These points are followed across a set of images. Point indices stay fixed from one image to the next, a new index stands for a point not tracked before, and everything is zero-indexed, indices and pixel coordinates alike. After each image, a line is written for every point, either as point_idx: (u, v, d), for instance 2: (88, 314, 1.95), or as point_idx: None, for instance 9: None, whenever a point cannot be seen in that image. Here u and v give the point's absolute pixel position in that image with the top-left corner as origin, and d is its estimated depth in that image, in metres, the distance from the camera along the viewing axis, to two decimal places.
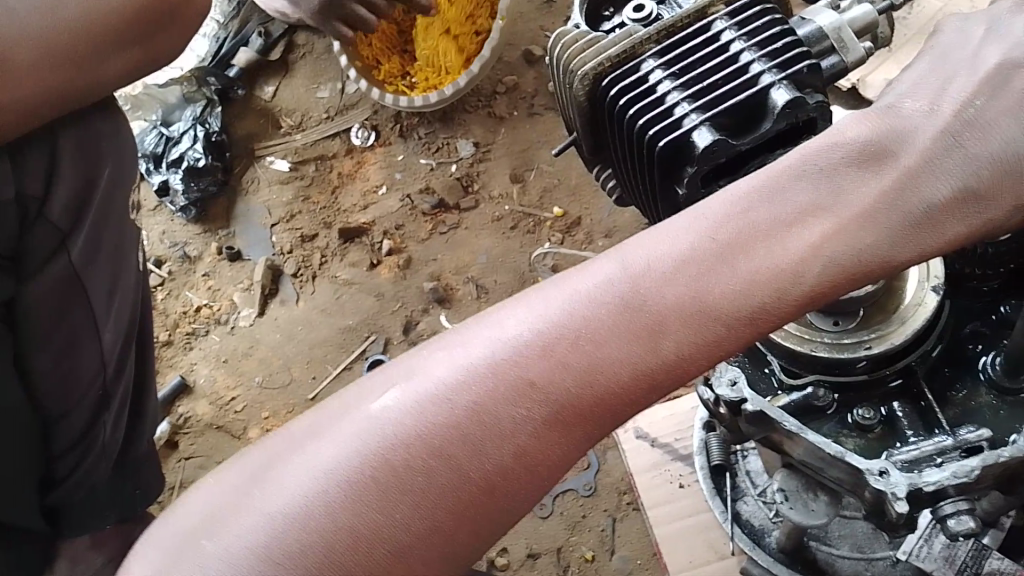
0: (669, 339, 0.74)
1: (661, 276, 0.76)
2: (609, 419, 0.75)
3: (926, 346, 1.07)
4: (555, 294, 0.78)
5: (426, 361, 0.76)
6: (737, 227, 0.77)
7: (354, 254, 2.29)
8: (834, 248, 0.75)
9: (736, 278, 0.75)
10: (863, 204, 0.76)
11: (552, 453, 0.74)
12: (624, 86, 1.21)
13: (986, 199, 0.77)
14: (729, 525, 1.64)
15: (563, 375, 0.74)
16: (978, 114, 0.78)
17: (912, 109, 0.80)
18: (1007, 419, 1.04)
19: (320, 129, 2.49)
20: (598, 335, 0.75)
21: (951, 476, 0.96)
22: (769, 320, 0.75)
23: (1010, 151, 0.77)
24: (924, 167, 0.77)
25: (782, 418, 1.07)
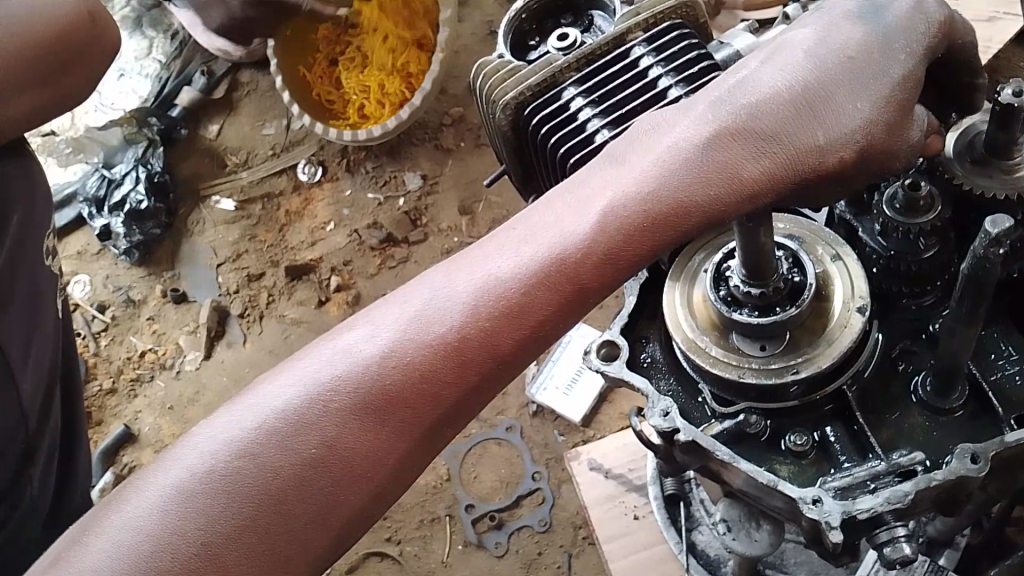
0: (471, 333, 0.85)
1: (470, 284, 0.87)
2: (424, 407, 0.84)
3: (855, 367, 1.05)
4: (383, 306, 0.88)
5: (270, 374, 0.86)
6: (538, 231, 0.89)
7: (301, 293, 2.25)
8: (613, 249, 0.87)
9: (530, 279, 0.86)
10: (643, 209, 0.87)
11: (372, 439, 0.83)
12: (545, 114, 1.20)
13: (749, 192, 0.87)
14: (685, 556, 1.59)
15: (380, 371, 0.84)
16: (751, 107, 0.89)
17: (694, 118, 0.90)
18: (940, 440, 1.02)
19: (266, 167, 2.46)
20: (415, 330, 0.85)
21: (884, 503, 0.94)
22: (559, 310, 0.87)
23: (773, 147, 0.87)
24: (695, 169, 0.87)
25: (715, 447, 1.04)
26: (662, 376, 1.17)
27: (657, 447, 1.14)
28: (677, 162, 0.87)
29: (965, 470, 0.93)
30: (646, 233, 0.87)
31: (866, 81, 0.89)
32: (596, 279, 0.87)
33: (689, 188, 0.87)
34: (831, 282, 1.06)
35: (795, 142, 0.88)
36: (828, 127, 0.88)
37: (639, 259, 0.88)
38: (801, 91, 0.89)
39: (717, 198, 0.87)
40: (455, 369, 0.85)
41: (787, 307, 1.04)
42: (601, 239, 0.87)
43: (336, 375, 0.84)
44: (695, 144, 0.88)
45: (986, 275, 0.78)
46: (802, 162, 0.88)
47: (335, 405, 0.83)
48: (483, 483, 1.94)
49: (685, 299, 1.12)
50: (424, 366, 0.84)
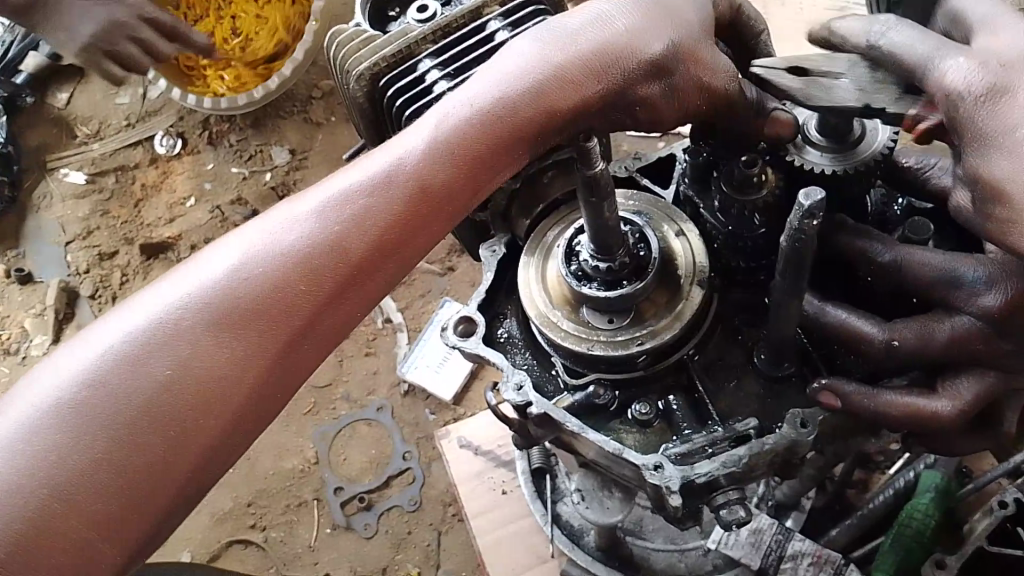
0: (324, 243, 0.83)
1: (320, 201, 0.85)
2: (278, 319, 0.81)
3: (698, 337, 1.09)
4: (235, 230, 0.86)
5: (111, 312, 0.82)
6: (379, 155, 0.89)
7: (158, 272, 2.15)
8: (452, 162, 0.88)
9: (378, 193, 0.86)
10: (480, 126, 0.88)
11: (224, 357, 0.79)
12: (400, 87, 1.17)
13: (576, 88, 0.90)
14: (551, 527, 1.62)
15: (233, 285, 0.81)
16: (571, 32, 0.92)
17: (519, 44, 0.92)
18: (774, 408, 1.06)
19: (120, 138, 2.32)
20: (269, 243, 0.83)
21: (720, 467, 0.98)
22: (413, 219, 0.86)
23: (597, 47, 0.90)
24: (521, 78, 0.89)
25: (565, 419, 1.06)
26: (517, 351, 1.18)
27: (512, 419, 1.15)
28: (509, 79, 0.89)
29: (796, 434, 0.99)
30: (481, 149, 0.88)
31: (670, 13, 0.94)
32: (448, 189, 0.88)
33: (519, 104, 0.89)
34: (675, 258, 1.08)
35: (614, 55, 0.90)
36: (647, 34, 0.92)
37: (484, 170, 0.89)
38: (612, 21, 0.93)
39: (549, 111, 0.89)
40: (307, 284, 0.82)
41: (634, 281, 1.06)
42: (441, 154, 0.88)
43: (181, 302, 0.80)
44: (523, 65, 0.90)
45: (803, 251, 0.81)
46: (624, 59, 0.91)
47: (179, 331, 0.79)
48: (351, 464, 1.92)
49: (537, 274, 1.13)
50: (274, 281, 0.81)
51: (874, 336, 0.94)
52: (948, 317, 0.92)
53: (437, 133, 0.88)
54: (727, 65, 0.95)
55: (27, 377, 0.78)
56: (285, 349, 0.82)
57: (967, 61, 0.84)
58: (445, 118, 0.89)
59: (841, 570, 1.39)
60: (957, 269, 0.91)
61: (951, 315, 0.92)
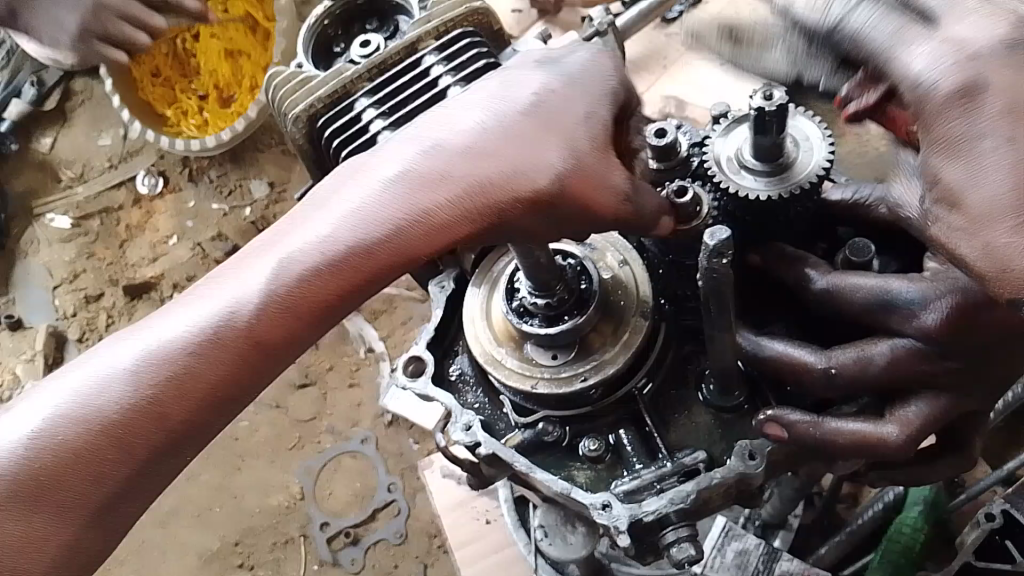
0: (166, 372, 0.82)
1: (169, 326, 0.85)
2: (125, 455, 0.80)
3: (646, 368, 1.05)
4: (86, 356, 0.85)
5: None
6: (260, 256, 0.88)
7: (142, 312, 2.16)
8: (313, 268, 0.85)
9: (228, 313, 0.84)
10: (355, 239, 0.86)
11: (63, 498, 0.79)
12: (336, 128, 1.16)
13: (467, 200, 0.88)
14: (533, 557, 1.60)
15: (69, 424, 0.80)
16: (447, 146, 0.90)
17: (402, 148, 0.91)
18: (725, 438, 1.02)
19: (103, 180, 2.34)
20: (109, 376, 0.82)
21: (668, 504, 0.95)
22: (270, 336, 0.85)
23: (485, 177, 0.88)
24: (401, 193, 0.88)
25: (514, 458, 1.03)
26: (470, 389, 1.15)
27: (463, 459, 1.12)
28: (384, 199, 0.88)
29: (745, 467, 0.95)
30: (358, 272, 0.86)
31: (562, 134, 0.91)
32: (314, 303, 0.85)
33: (400, 221, 0.87)
34: (618, 290, 1.06)
35: (500, 180, 0.88)
36: (537, 164, 0.89)
37: (353, 288, 0.87)
38: (504, 138, 0.90)
39: (412, 242, 0.87)
40: (173, 405, 0.82)
41: (576, 315, 1.03)
42: (323, 265, 0.86)
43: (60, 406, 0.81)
44: (404, 177, 0.89)
45: (723, 284, 0.79)
46: (519, 186, 0.88)
47: (53, 438, 0.80)
48: (337, 498, 1.90)
49: (481, 310, 1.11)
50: (144, 402, 0.81)
51: (814, 364, 0.92)
52: (886, 340, 0.89)
53: (316, 244, 0.86)
54: (622, 186, 0.92)
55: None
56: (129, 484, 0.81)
57: (927, 53, 0.78)
58: (311, 242, 0.87)
59: None
60: (889, 288, 0.89)
61: (889, 337, 0.90)
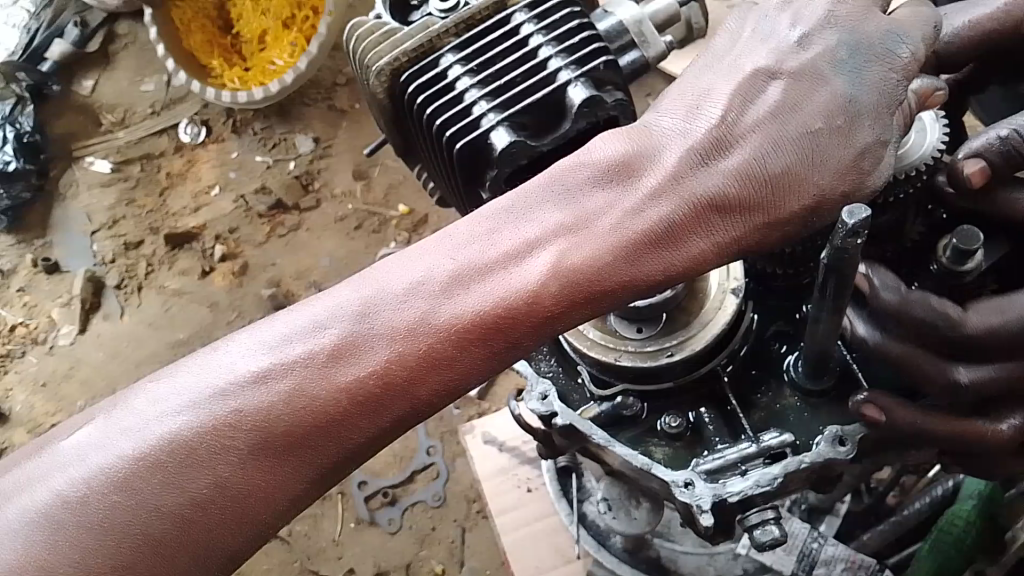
0: (399, 358, 0.73)
1: (400, 297, 0.74)
2: (345, 444, 0.72)
3: (731, 349, 1.04)
4: (296, 327, 0.74)
5: (153, 395, 0.72)
6: (507, 232, 0.77)
7: (183, 262, 2.14)
8: (577, 256, 0.76)
9: (469, 297, 0.74)
10: (610, 225, 0.77)
11: (275, 474, 0.71)
12: (420, 83, 1.13)
13: (738, 205, 0.78)
14: (575, 528, 1.60)
15: (288, 403, 0.71)
16: (726, 131, 0.79)
17: (668, 124, 0.82)
18: (811, 422, 1.02)
19: (145, 126, 2.31)
20: (338, 354, 0.72)
21: (754, 486, 0.95)
22: (512, 331, 0.74)
23: (758, 169, 0.78)
24: (665, 180, 0.77)
25: (592, 431, 1.02)
26: (542, 357, 1.13)
27: (533, 428, 1.11)
28: (662, 186, 0.77)
29: (832, 453, 0.96)
30: (576, 288, 0.75)
31: (812, 152, 0.79)
32: (563, 303, 0.75)
33: (623, 231, 0.77)
34: None
35: (736, 197, 0.78)
36: (821, 167, 0.78)
37: (605, 291, 0.76)
38: (753, 146, 0.79)
39: (675, 244, 0.77)
40: (404, 400, 0.73)
41: (663, 288, 1.01)
42: (543, 275, 0.75)
43: (235, 391, 0.71)
44: (693, 156, 0.78)
45: (845, 264, 0.76)
46: (796, 189, 0.78)
47: (229, 432, 0.70)
48: (376, 458, 1.89)
49: None
50: (336, 409, 0.71)
51: (939, 376, 0.91)
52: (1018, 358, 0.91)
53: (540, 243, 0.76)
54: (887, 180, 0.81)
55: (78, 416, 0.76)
56: (345, 469, 0.74)
57: None
58: (584, 225, 0.77)
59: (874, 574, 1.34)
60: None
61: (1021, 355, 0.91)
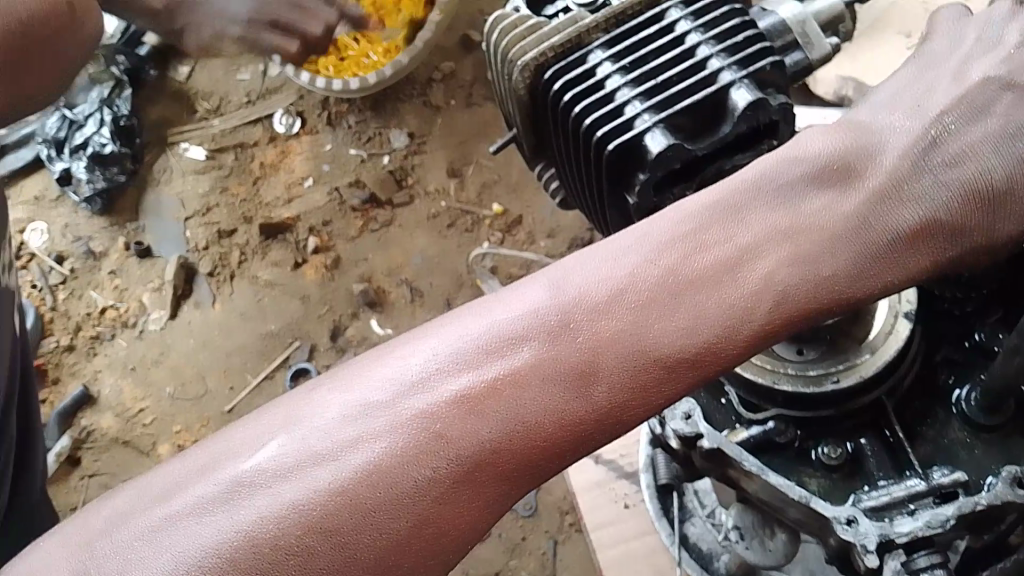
0: (603, 378, 0.71)
1: (603, 311, 0.73)
2: (543, 466, 0.71)
3: (898, 377, 0.98)
4: (494, 335, 0.72)
5: (349, 401, 0.70)
6: (715, 239, 0.75)
7: (275, 253, 2.13)
8: (790, 273, 0.73)
9: (678, 315, 0.73)
10: (829, 232, 0.75)
11: (476, 499, 0.69)
12: (568, 79, 1.08)
13: (966, 219, 0.75)
14: (677, 549, 1.52)
15: (491, 422, 0.70)
16: (953, 137, 0.77)
17: (892, 119, 0.79)
18: (982, 460, 0.95)
19: (240, 116, 2.31)
20: (542, 370, 0.71)
21: (925, 526, 0.88)
22: (720, 352, 0.73)
23: (990, 178, 0.75)
24: (888, 190, 0.76)
25: (742, 456, 0.96)
26: None
27: (671, 448, 1.05)
28: (883, 197, 0.75)
29: (1011, 495, 0.89)
30: (790, 305, 0.73)
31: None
32: (780, 322, 0.73)
33: (837, 242, 0.74)
34: None
35: (962, 212, 0.75)
36: None
37: (822, 310, 0.74)
38: (984, 150, 0.76)
39: (892, 259, 0.74)
40: (606, 421, 0.72)
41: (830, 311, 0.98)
42: (757, 288, 0.73)
43: (432, 411, 0.69)
44: (915, 163, 0.76)
45: None
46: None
47: (429, 461, 0.68)
48: None
49: None
50: (541, 435, 0.70)
51: None
52: None
53: (750, 254, 0.74)
54: None
55: (243, 428, 0.71)
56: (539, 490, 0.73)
57: None
58: (801, 235, 0.74)
59: None
60: None
61: None
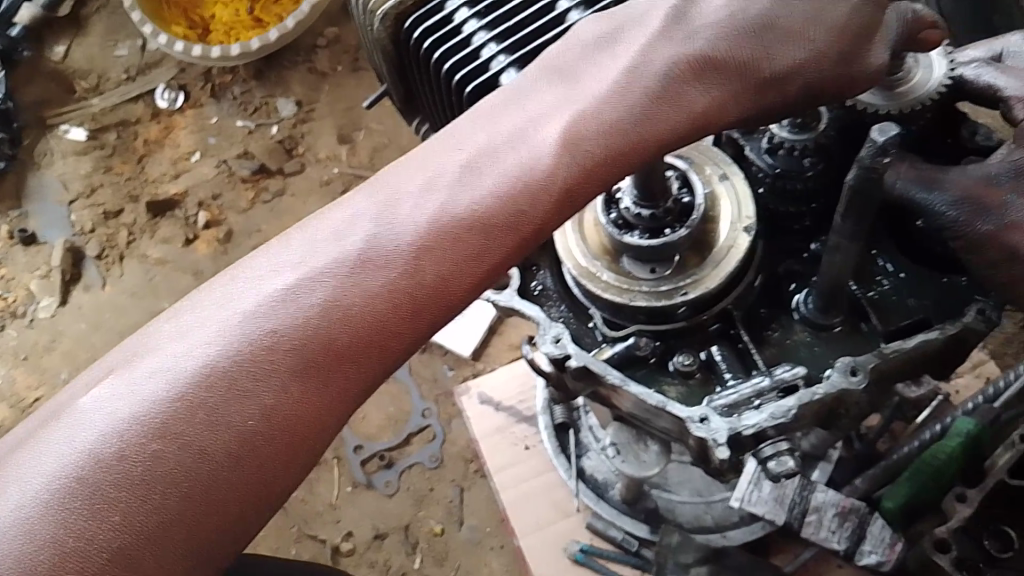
0: (428, 259, 0.78)
1: (415, 201, 0.80)
2: (386, 347, 0.77)
3: (743, 285, 1.06)
4: (316, 237, 0.79)
5: (188, 318, 0.76)
6: (507, 128, 0.84)
7: (166, 229, 2.10)
8: (580, 138, 0.82)
9: (483, 191, 0.81)
10: (605, 99, 0.84)
11: (324, 386, 0.75)
12: (427, 27, 1.12)
13: (724, 72, 0.85)
14: (575, 481, 1.60)
15: (323, 310, 0.76)
16: (699, 12, 0.87)
17: (640, 6, 0.90)
18: (821, 356, 1.04)
19: (120, 93, 2.26)
20: (364, 260, 0.77)
21: (768, 419, 0.96)
22: (528, 221, 0.81)
23: (736, 30, 0.86)
24: (649, 56, 0.85)
25: (606, 371, 1.03)
26: (552, 304, 1.12)
27: (546, 372, 1.11)
28: (647, 62, 0.85)
29: (846, 383, 0.96)
30: (584, 165, 0.82)
31: (794, 20, 0.86)
32: (575, 184, 0.82)
33: (619, 103, 0.83)
34: (719, 204, 1.05)
35: (721, 68, 0.85)
36: (801, 35, 0.86)
37: (614, 173, 0.83)
38: (728, 13, 0.86)
39: (667, 115, 0.84)
40: (437, 301, 0.79)
41: (676, 228, 1.04)
42: (549, 156, 0.82)
43: (269, 311, 0.75)
44: (672, 35, 0.86)
45: (872, 185, 0.80)
46: (779, 56, 0.85)
47: (270, 357, 0.74)
48: (369, 422, 1.88)
49: (574, 216, 1.09)
50: (373, 318, 0.77)
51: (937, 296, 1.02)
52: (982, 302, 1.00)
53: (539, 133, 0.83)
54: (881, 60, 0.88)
55: (93, 370, 0.76)
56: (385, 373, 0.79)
57: None
58: (583, 110, 0.83)
59: (864, 518, 1.35)
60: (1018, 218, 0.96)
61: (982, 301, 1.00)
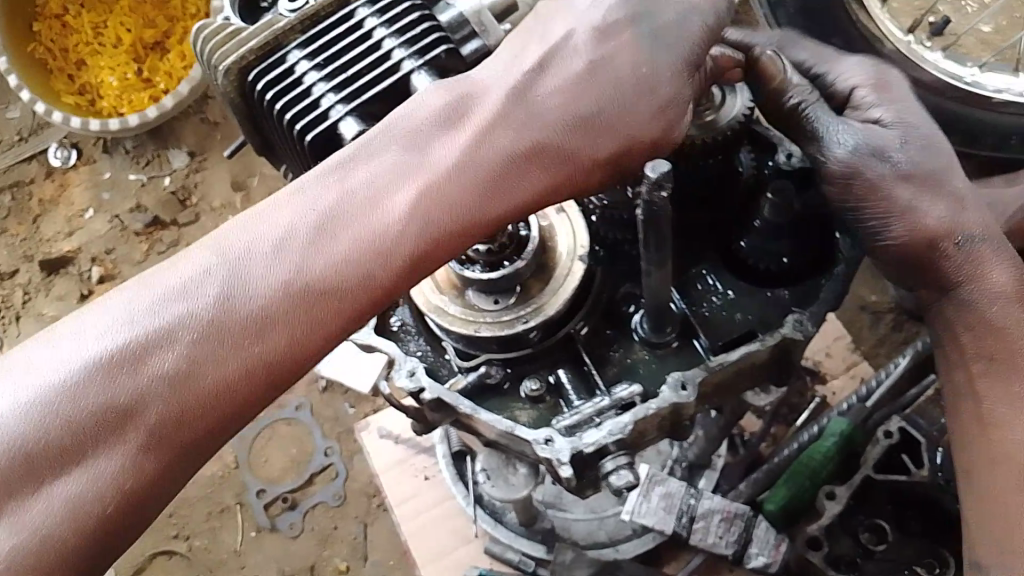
0: (271, 333, 0.79)
1: (260, 266, 0.81)
2: (228, 417, 0.78)
3: (582, 310, 1.12)
4: (160, 299, 0.79)
5: (25, 376, 0.76)
6: (356, 189, 0.85)
7: (61, 287, 2.10)
8: (425, 207, 0.84)
9: (328, 261, 0.81)
10: (450, 168, 0.86)
11: (165, 456, 0.76)
12: (270, 80, 1.16)
13: (568, 147, 0.88)
14: (472, 508, 1.63)
15: (165, 384, 0.76)
16: (548, 85, 0.89)
17: (495, 71, 0.92)
18: (658, 372, 1.11)
19: (12, 154, 2.25)
20: (206, 330, 0.78)
21: (607, 435, 1.01)
22: (372, 290, 0.82)
23: (580, 109, 0.88)
24: (498, 126, 0.87)
25: (459, 401, 1.07)
26: (411, 339, 1.16)
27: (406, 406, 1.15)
28: (495, 134, 0.87)
29: (676, 397, 1.02)
30: (428, 235, 0.83)
31: (633, 98, 0.89)
32: (419, 254, 0.84)
33: (464, 174, 0.85)
34: (556, 236, 1.11)
35: (565, 143, 0.88)
36: (642, 112, 0.89)
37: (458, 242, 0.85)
38: (574, 89, 0.89)
39: (510, 186, 0.86)
40: (280, 373, 0.80)
41: (515, 260, 1.08)
42: (393, 225, 0.83)
43: (110, 378, 0.76)
44: (520, 106, 0.88)
45: (658, 216, 0.88)
46: (618, 132, 0.88)
47: (109, 431, 0.75)
48: (272, 465, 1.89)
49: None
50: (214, 392, 0.77)
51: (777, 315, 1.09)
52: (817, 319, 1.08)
53: (385, 198, 0.84)
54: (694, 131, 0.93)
55: None
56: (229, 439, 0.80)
57: None
58: (431, 180, 0.85)
59: (749, 522, 1.28)
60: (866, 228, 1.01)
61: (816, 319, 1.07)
